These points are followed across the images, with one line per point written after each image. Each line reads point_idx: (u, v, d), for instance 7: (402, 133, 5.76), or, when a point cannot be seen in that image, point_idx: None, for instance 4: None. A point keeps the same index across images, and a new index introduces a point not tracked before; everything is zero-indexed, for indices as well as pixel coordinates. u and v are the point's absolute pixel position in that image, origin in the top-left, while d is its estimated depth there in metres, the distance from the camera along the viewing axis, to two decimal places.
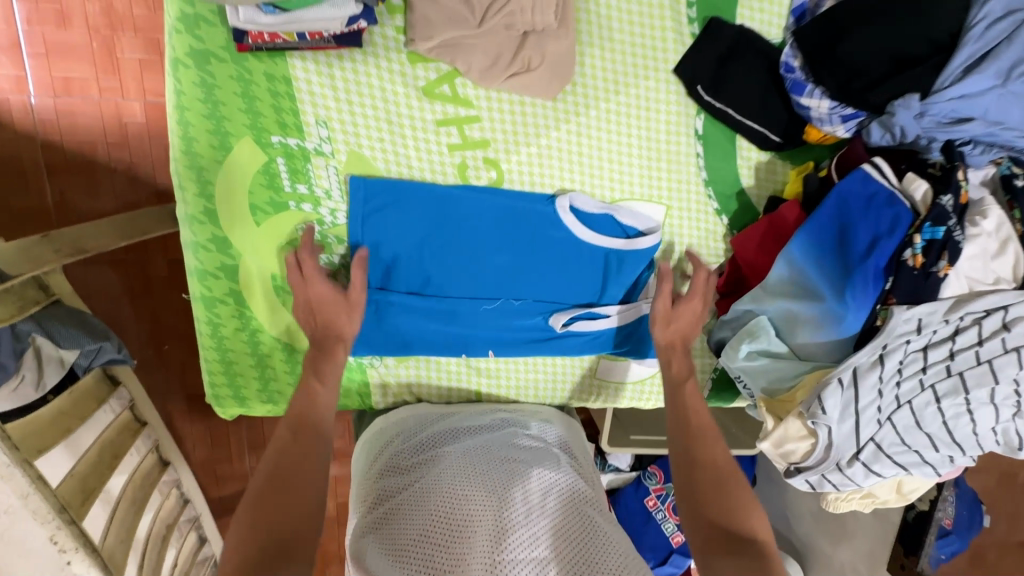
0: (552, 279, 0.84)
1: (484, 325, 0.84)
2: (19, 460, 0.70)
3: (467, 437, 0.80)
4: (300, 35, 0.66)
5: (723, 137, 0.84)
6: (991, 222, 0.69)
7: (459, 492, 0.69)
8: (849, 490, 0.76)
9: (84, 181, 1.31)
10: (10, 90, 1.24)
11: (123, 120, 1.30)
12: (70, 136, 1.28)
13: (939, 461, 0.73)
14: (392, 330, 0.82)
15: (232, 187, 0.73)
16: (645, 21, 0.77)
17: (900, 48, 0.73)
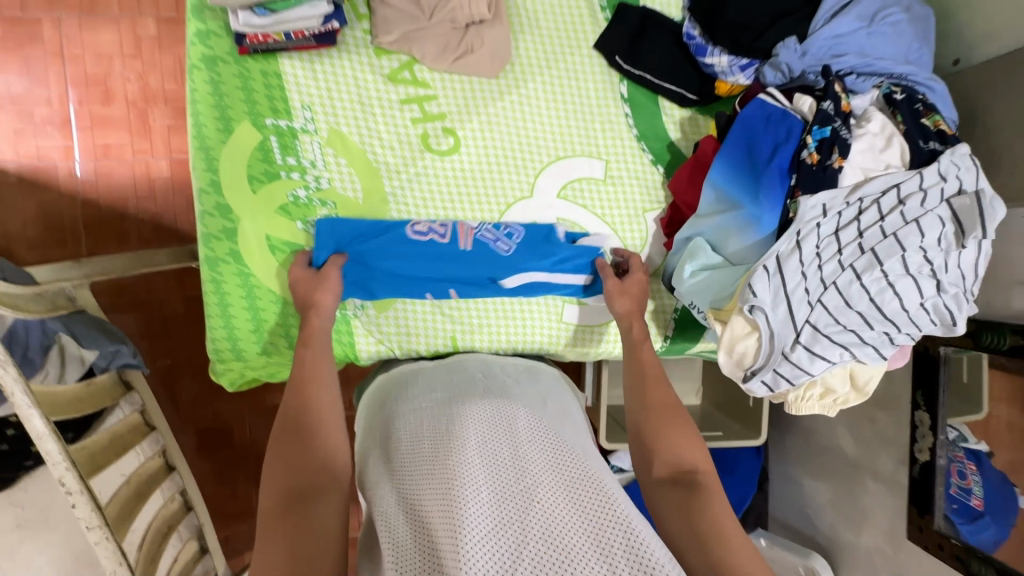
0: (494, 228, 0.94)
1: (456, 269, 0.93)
2: (36, 403, 0.80)
3: (461, 388, 0.83)
4: (286, 34, 0.84)
5: (647, 99, 0.99)
6: (875, 124, 0.81)
7: (447, 429, 0.72)
8: (804, 383, 0.81)
9: (114, 235, 1.63)
10: (59, 157, 1.59)
11: (151, 177, 1.66)
12: (106, 191, 1.62)
13: (878, 341, 0.78)
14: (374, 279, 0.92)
15: (233, 161, 0.88)
16: (565, 10, 0.95)
17: (776, 5, 0.89)
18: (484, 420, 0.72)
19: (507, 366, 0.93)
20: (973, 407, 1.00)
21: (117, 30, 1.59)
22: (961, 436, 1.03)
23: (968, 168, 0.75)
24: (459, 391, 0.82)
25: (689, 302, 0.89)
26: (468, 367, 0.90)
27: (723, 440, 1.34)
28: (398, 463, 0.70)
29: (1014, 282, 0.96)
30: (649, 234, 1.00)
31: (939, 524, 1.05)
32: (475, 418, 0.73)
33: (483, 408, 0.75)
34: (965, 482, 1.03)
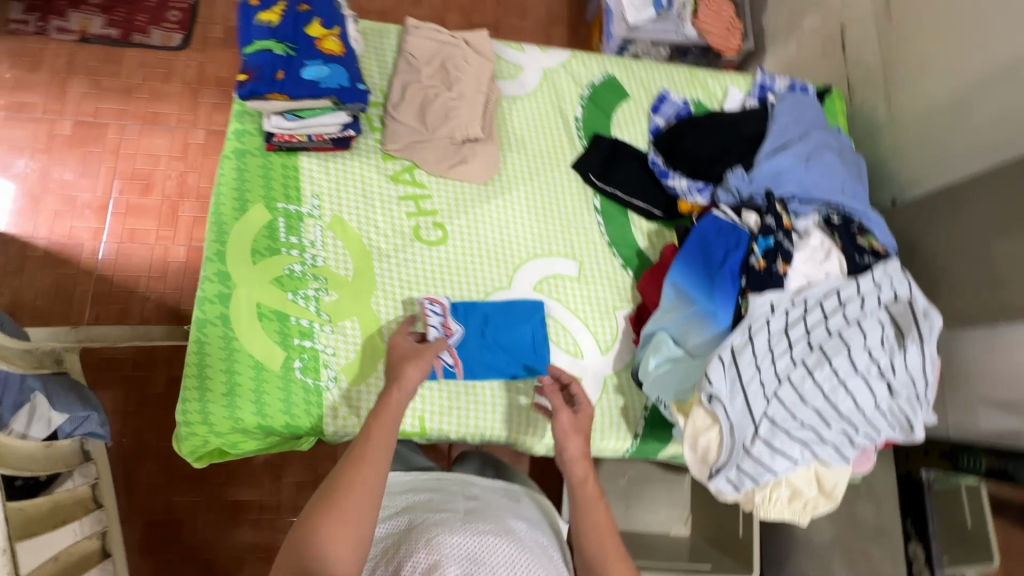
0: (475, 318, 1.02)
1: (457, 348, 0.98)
2: None
3: (437, 501, 0.78)
4: (309, 136, 1.00)
5: (617, 212, 1.11)
6: (815, 239, 0.91)
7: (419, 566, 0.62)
8: (768, 483, 0.79)
9: (117, 310, 1.72)
10: (87, 237, 1.76)
11: (167, 260, 1.78)
12: (122, 271, 1.75)
13: (838, 441, 0.79)
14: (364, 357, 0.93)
15: (242, 235, 0.98)
16: (548, 136, 1.12)
17: (725, 143, 1.07)
18: (461, 558, 0.63)
19: (488, 483, 0.86)
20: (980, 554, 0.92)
21: (171, 138, 1.87)
22: None
23: (901, 280, 0.83)
24: (426, 501, 0.77)
25: (655, 397, 0.90)
26: (449, 481, 0.84)
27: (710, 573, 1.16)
28: None
29: (978, 400, 0.97)
30: (619, 331, 1.05)
31: None
32: (452, 552, 0.64)
33: (460, 538, 0.66)
34: None
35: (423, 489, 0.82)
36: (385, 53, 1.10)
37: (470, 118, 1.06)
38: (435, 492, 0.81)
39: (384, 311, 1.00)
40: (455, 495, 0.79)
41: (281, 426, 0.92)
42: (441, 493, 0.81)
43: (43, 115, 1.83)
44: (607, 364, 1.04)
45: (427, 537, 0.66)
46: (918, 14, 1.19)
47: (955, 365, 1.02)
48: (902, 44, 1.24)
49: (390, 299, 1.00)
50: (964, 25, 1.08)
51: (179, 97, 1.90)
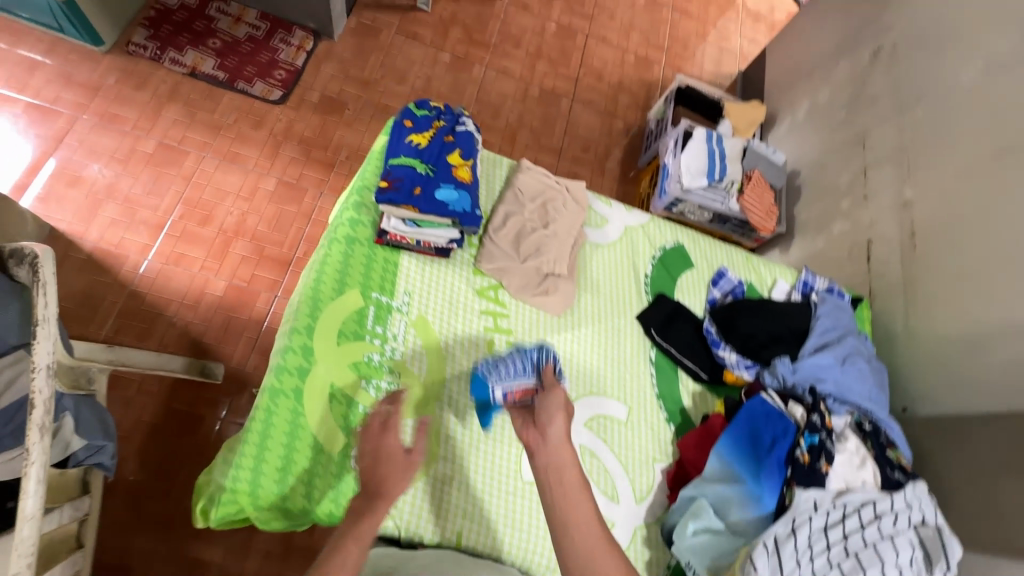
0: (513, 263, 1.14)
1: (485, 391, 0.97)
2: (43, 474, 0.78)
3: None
4: (417, 241, 1.10)
5: (668, 367, 1.21)
6: (851, 444, 1.00)
7: None
8: None
9: (139, 329, 1.70)
10: (133, 251, 1.78)
11: (204, 291, 1.80)
12: (157, 291, 1.76)
13: None
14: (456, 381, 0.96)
15: (333, 315, 1.03)
16: (620, 285, 1.24)
17: (774, 330, 1.20)
18: None
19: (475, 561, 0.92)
20: None
21: (243, 179, 1.96)
22: None
23: (927, 504, 0.93)
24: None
25: (685, 561, 0.94)
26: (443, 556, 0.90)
27: None
28: None
29: None
30: (655, 483, 1.10)
31: None
32: None
33: None
34: None
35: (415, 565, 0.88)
36: (494, 183, 1.24)
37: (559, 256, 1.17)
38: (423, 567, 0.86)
39: (446, 416, 1.04)
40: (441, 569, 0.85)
41: (325, 514, 0.93)
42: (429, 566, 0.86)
43: (131, 130, 1.92)
44: (639, 513, 1.07)
45: None
46: (940, 256, 1.39)
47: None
48: (923, 275, 1.43)
49: (454, 405, 1.05)
50: (979, 278, 1.28)
51: (262, 145, 2.02)
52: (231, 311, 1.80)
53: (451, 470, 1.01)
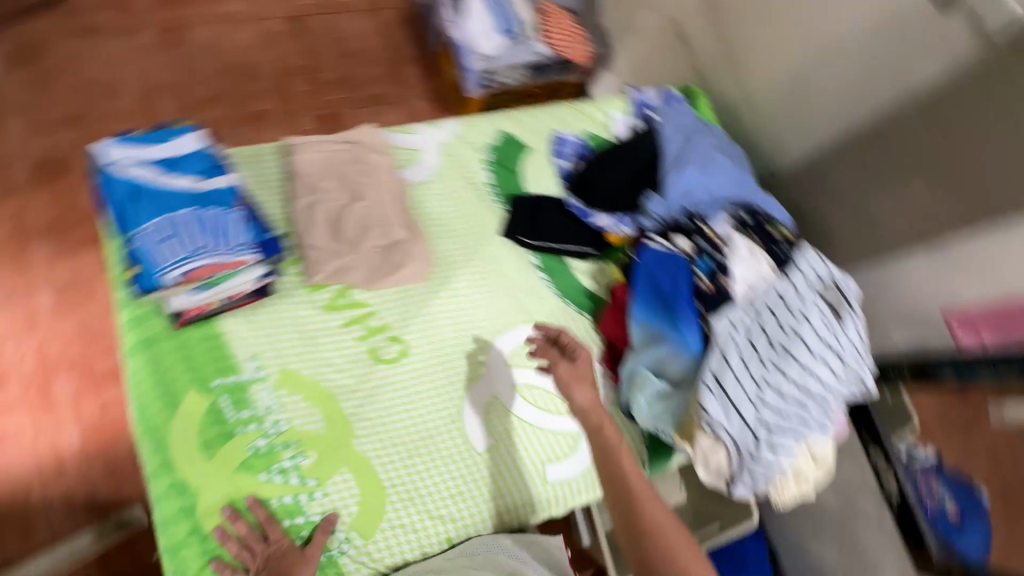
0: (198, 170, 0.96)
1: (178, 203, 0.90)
2: None
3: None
4: (223, 299, 0.89)
5: (555, 261, 1.13)
6: (740, 244, 1.00)
7: None
8: (775, 474, 0.90)
9: None
10: None
11: (55, 454, 1.39)
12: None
13: (819, 419, 0.89)
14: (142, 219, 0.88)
15: (183, 434, 0.85)
16: (468, 212, 1.10)
17: (631, 172, 1.15)
18: None
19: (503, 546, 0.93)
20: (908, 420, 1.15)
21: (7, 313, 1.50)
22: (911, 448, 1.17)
23: (819, 263, 0.95)
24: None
25: (655, 429, 0.97)
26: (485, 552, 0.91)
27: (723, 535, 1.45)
28: None
29: (889, 323, 1.19)
30: (597, 375, 1.09)
31: (934, 550, 1.12)
32: None
33: None
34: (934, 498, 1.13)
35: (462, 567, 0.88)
36: (270, 180, 1.00)
37: (387, 221, 1.01)
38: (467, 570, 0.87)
39: (372, 452, 0.94)
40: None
41: None
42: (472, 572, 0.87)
43: None
44: (596, 408, 1.07)
45: None
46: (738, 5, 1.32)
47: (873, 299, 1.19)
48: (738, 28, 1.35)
49: (373, 435, 0.94)
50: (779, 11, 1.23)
51: None
52: (108, 451, 1.41)
53: (405, 492, 0.94)
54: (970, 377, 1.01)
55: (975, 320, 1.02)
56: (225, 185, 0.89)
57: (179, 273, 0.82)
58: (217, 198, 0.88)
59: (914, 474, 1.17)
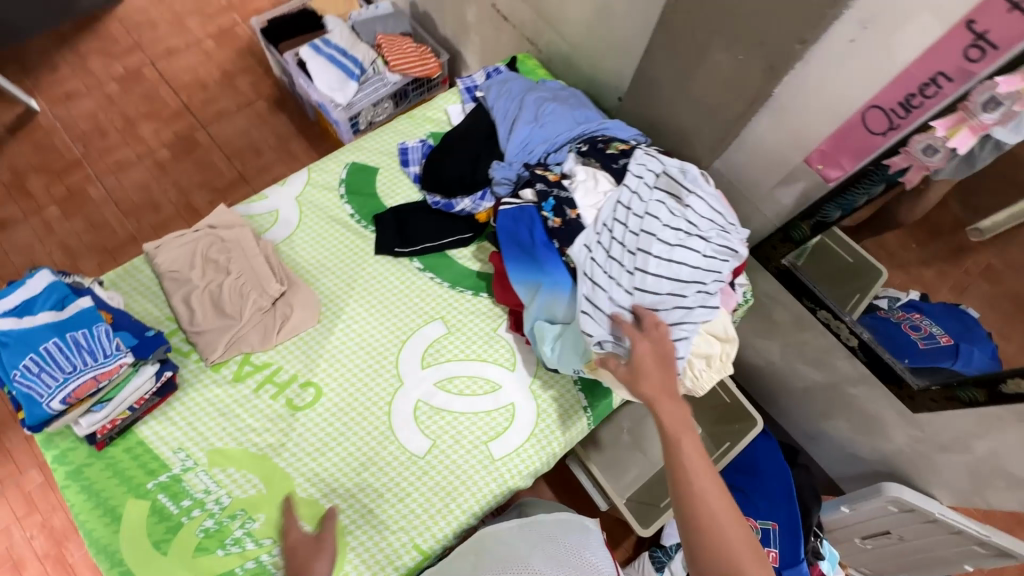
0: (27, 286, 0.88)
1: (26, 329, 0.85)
2: None
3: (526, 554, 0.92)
4: (130, 408, 0.93)
5: (439, 258, 1.17)
6: (580, 173, 1.04)
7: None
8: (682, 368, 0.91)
9: None
10: None
11: None
12: None
13: (701, 299, 0.91)
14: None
15: (133, 541, 0.89)
16: (339, 246, 1.16)
17: (474, 151, 1.20)
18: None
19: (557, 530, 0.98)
20: (872, 266, 1.32)
21: None
22: (895, 297, 1.32)
23: (650, 159, 1.00)
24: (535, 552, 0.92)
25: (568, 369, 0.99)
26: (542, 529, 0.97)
27: (731, 448, 1.44)
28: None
29: (770, 187, 1.21)
30: (512, 344, 1.11)
31: (915, 383, 1.23)
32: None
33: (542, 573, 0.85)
34: (923, 332, 1.28)
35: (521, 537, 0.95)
36: (148, 286, 1.06)
37: (261, 282, 1.06)
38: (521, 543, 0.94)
39: (317, 493, 0.97)
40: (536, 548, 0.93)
41: None
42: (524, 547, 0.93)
43: None
44: (522, 373, 1.09)
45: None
46: None
47: (747, 173, 1.22)
48: None
49: (313, 477, 0.98)
50: None
51: None
52: None
53: (360, 519, 0.96)
54: (851, 207, 1.10)
55: (832, 154, 1.05)
56: (86, 304, 0.89)
57: (60, 400, 0.83)
58: (79, 320, 0.87)
59: (894, 322, 1.32)
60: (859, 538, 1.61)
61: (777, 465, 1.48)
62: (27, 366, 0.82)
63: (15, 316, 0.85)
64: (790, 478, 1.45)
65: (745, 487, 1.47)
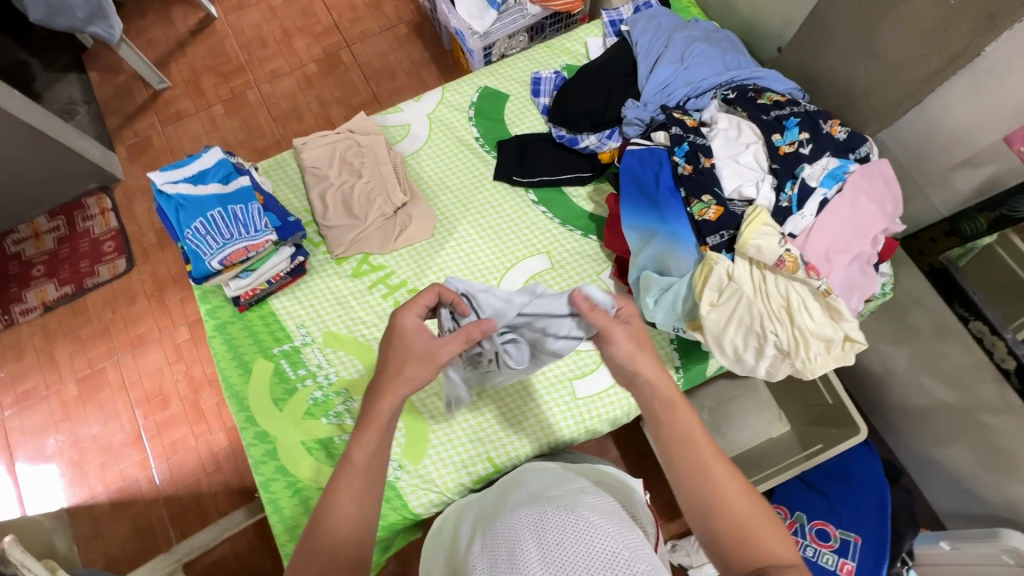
0: (206, 166, 1.02)
1: (204, 199, 0.98)
2: None
3: (527, 495, 0.83)
4: (268, 281, 1.06)
5: (554, 193, 1.16)
6: (723, 122, 0.96)
7: (513, 533, 0.73)
8: (773, 363, 0.87)
9: (196, 517, 1.65)
10: (138, 470, 1.70)
11: (215, 452, 1.71)
12: (182, 481, 1.68)
13: (792, 308, 0.83)
14: (180, 220, 0.97)
15: (258, 391, 1.04)
16: (461, 168, 1.19)
17: (608, 88, 1.15)
18: (528, 526, 0.73)
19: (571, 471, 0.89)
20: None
21: (160, 349, 1.83)
22: None
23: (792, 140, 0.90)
24: (540, 490, 0.83)
25: (666, 326, 0.93)
26: (546, 474, 0.88)
27: (825, 450, 1.30)
28: (487, 547, 0.74)
29: (947, 168, 1.05)
30: (614, 291, 1.09)
31: None
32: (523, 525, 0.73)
33: (524, 514, 0.75)
34: None
35: (528, 480, 0.88)
36: (292, 178, 1.18)
37: (387, 189, 1.12)
38: (530, 483, 0.87)
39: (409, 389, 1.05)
40: (546, 487, 0.84)
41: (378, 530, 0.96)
42: (533, 485, 0.86)
43: (47, 390, 1.79)
44: None
45: (510, 520, 0.76)
46: None
47: (920, 148, 1.08)
48: None
49: None
50: None
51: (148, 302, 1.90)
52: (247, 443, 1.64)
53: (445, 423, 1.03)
54: None
55: None
56: (244, 183, 1.01)
57: (219, 261, 0.96)
58: (238, 195, 1.00)
59: None
60: None
61: (878, 478, 1.33)
62: (197, 227, 0.96)
63: (191, 182, 1.00)
64: (888, 499, 1.30)
65: (829, 491, 1.37)
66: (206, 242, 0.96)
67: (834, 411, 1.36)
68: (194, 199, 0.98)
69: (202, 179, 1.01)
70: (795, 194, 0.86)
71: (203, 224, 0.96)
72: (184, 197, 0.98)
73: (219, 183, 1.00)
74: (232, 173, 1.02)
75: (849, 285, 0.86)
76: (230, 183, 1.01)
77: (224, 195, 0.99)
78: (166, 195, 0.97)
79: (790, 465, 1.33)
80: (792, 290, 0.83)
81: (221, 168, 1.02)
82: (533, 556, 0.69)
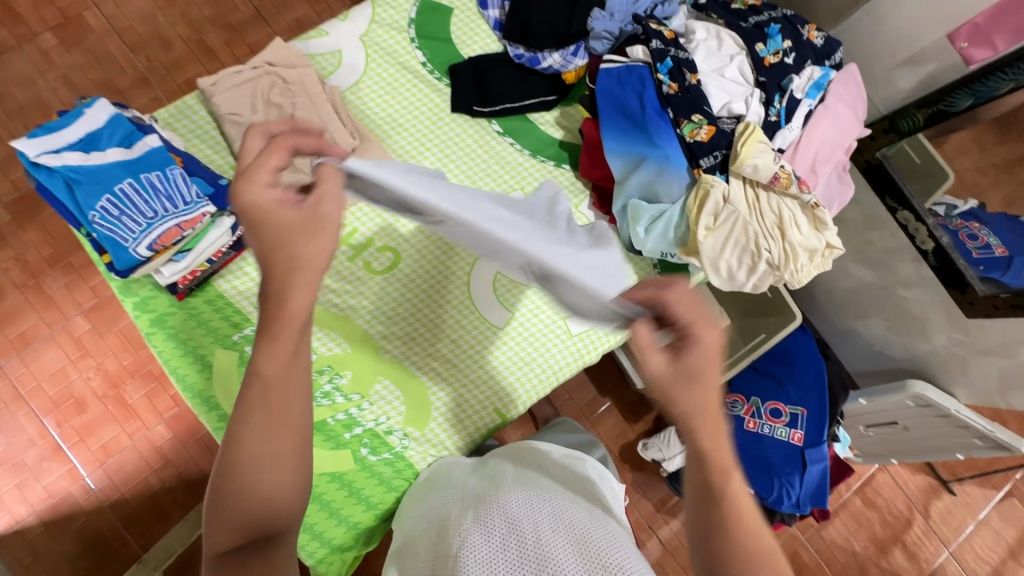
0: (98, 127, 0.82)
1: (105, 170, 0.79)
2: None
3: (527, 475, 0.82)
4: (208, 260, 0.89)
5: (520, 122, 1.07)
6: (701, 32, 0.92)
7: (514, 510, 0.73)
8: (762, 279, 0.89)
9: (155, 517, 1.45)
10: (68, 483, 1.43)
11: (158, 446, 1.48)
12: (127, 484, 1.45)
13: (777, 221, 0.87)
14: (78, 200, 0.78)
15: (226, 385, 0.90)
16: (411, 100, 1.04)
17: None
18: (528, 508, 0.73)
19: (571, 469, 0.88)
20: (939, 174, 1.15)
21: (54, 346, 1.48)
22: (952, 206, 1.19)
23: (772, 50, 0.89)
24: (538, 476, 0.83)
25: (659, 255, 0.92)
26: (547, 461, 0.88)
27: (768, 340, 1.41)
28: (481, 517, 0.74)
29: (893, 66, 1.10)
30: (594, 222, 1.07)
31: (981, 289, 1.15)
32: (522, 505, 0.74)
33: (527, 495, 0.75)
34: (980, 241, 1.16)
35: (525, 463, 0.87)
36: (206, 130, 0.97)
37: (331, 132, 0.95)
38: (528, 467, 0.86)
39: (398, 355, 0.98)
40: (545, 474, 0.83)
41: (395, 501, 0.94)
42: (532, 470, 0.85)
43: None
44: None
45: (511, 497, 0.76)
46: None
47: None
48: None
49: (396, 342, 0.99)
50: None
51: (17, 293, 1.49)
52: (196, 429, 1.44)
53: (443, 384, 0.98)
54: (989, 95, 0.97)
55: (986, 30, 0.95)
56: (154, 144, 0.83)
57: (147, 247, 0.79)
58: (150, 160, 0.82)
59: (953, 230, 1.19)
60: (863, 425, 1.61)
61: (815, 358, 1.52)
62: (105, 208, 0.78)
63: (81, 150, 0.80)
64: (824, 374, 1.50)
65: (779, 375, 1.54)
66: (125, 225, 0.78)
67: (773, 302, 1.45)
68: (90, 172, 0.78)
69: (98, 145, 0.81)
70: (783, 107, 0.87)
71: (114, 203, 0.78)
72: (77, 170, 0.78)
73: (122, 149, 0.81)
74: (137, 135, 0.83)
75: (829, 195, 0.91)
76: (136, 148, 0.82)
77: (131, 163, 0.80)
78: (50, 170, 0.77)
79: (739, 359, 1.43)
80: (783, 206, 0.86)
81: (119, 130, 0.82)
82: (526, 536, 0.69)
